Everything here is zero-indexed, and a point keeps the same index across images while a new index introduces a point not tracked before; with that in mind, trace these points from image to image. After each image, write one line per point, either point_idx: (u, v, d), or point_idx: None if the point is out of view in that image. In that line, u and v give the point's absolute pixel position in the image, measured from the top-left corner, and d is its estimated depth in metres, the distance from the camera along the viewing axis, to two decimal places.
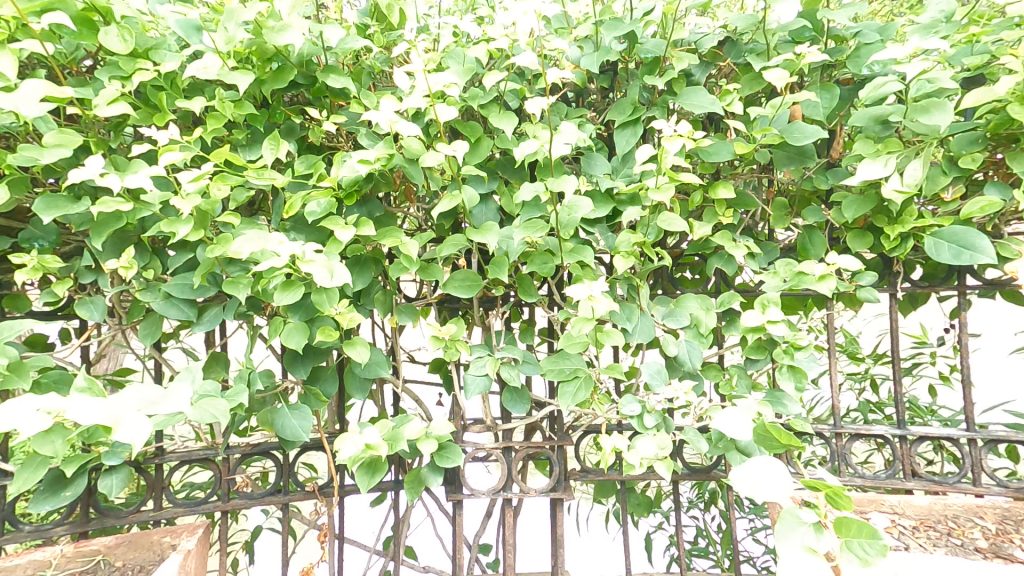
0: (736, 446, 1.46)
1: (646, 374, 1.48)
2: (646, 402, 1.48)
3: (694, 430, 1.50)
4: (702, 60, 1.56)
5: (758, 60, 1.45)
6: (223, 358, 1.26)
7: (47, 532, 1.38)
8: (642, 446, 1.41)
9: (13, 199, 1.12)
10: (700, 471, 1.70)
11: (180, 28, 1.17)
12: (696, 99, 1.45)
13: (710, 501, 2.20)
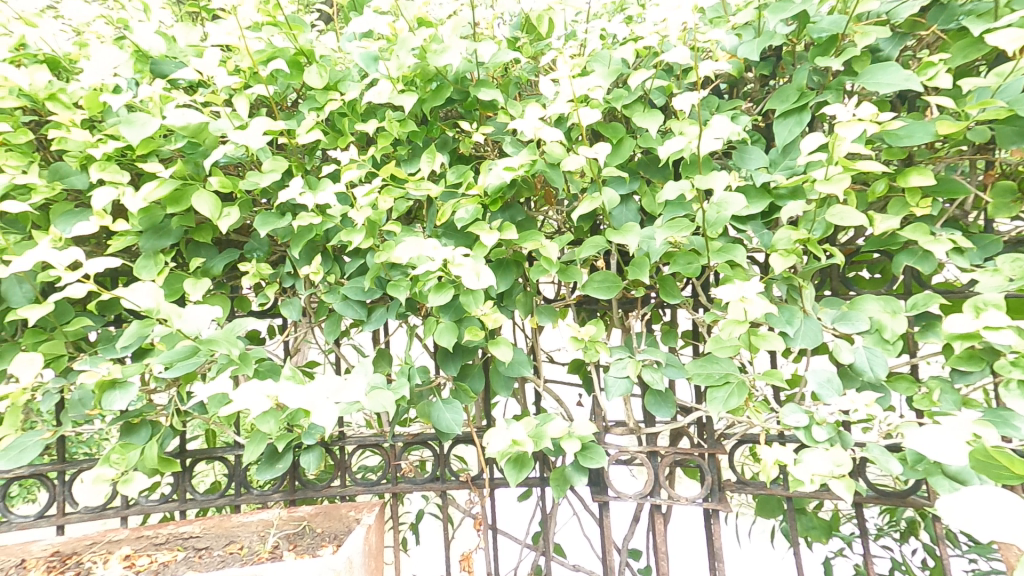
0: (944, 470, 1.25)
1: (811, 384, 1.34)
2: (815, 413, 1.36)
3: (882, 447, 1.33)
4: (896, 31, 1.38)
5: (978, 22, 1.24)
6: (388, 354, 1.40)
7: (268, 497, 1.67)
8: (812, 460, 1.29)
9: (242, 217, 1.34)
10: (893, 495, 1.49)
11: (361, 60, 1.29)
12: (885, 77, 1.28)
13: (907, 531, 1.91)
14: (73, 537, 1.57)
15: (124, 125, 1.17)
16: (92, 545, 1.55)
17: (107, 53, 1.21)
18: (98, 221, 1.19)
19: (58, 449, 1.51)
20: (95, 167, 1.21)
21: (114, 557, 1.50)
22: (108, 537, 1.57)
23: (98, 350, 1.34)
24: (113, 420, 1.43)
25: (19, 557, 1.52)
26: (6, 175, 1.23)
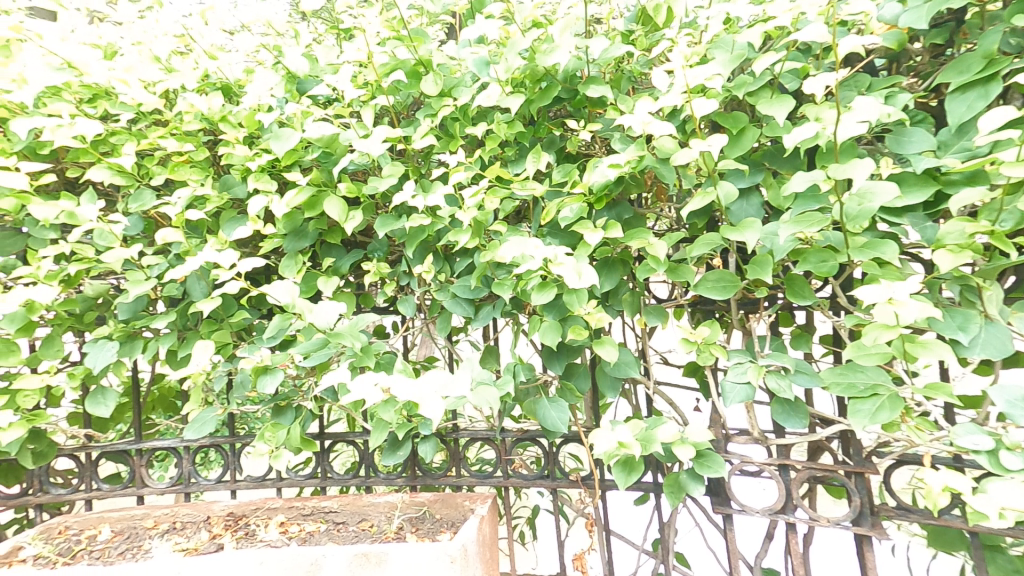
0: None
1: (999, 402, 1.11)
2: (1004, 435, 1.13)
3: None
4: None
5: None
6: (495, 352, 1.46)
7: (393, 481, 1.80)
8: (997, 492, 1.10)
9: (367, 219, 1.46)
10: None
11: (474, 66, 1.36)
12: None
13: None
14: (243, 500, 1.80)
15: (272, 140, 1.33)
16: (257, 509, 1.77)
17: (263, 76, 1.40)
18: (252, 227, 1.36)
19: (229, 425, 1.73)
20: (251, 178, 1.36)
21: (273, 522, 1.71)
22: (270, 505, 1.79)
23: (255, 339, 1.52)
24: (267, 402, 1.62)
25: (205, 514, 1.78)
26: (188, 187, 1.43)
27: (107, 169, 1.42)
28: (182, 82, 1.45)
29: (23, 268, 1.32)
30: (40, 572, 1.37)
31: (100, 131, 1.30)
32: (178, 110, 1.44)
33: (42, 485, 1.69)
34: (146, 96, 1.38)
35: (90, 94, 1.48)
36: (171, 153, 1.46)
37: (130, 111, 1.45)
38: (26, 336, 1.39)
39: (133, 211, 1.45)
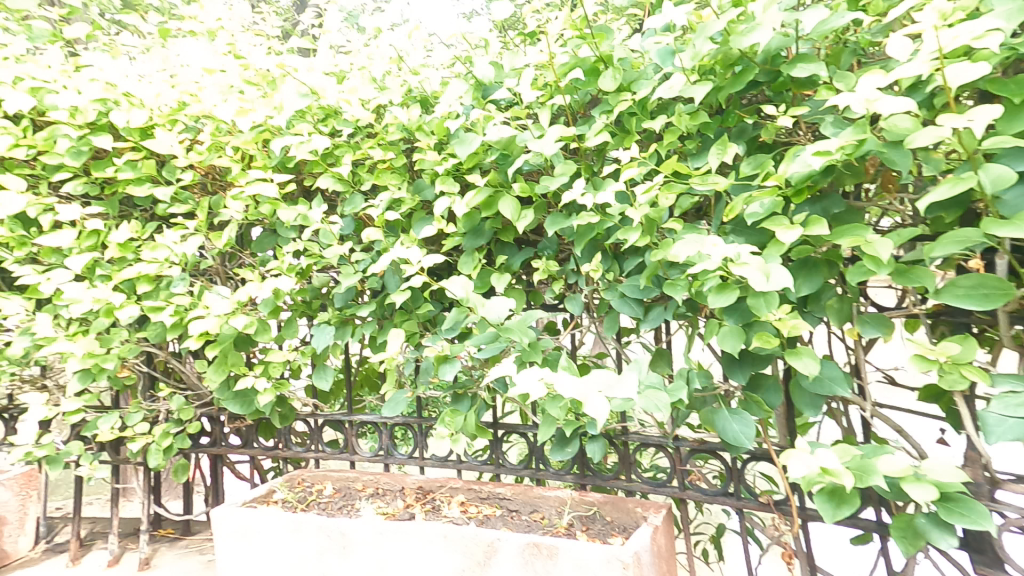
0: None
1: None
2: None
3: None
4: None
5: None
6: (667, 355, 1.39)
7: (563, 478, 1.82)
8: None
9: (538, 218, 1.49)
10: None
11: (657, 57, 1.30)
12: None
13: None
14: (430, 476, 1.96)
15: (458, 144, 1.43)
16: (441, 486, 1.91)
17: (455, 86, 1.52)
18: (437, 226, 1.49)
19: (418, 407, 1.89)
20: (438, 181, 1.48)
21: (454, 501, 1.85)
22: (454, 484, 1.91)
23: (436, 330, 1.65)
24: (448, 389, 1.74)
25: (400, 484, 1.96)
26: (387, 191, 1.58)
27: (331, 177, 1.62)
28: (390, 98, 1.62)
29: (273, 261, 1.58)
30: (283, 517, 1.69)
31: (328, 144, 1.50)
32: (384, 122, 1.60)
33: (286, 443, 1.96)
34: (361, 112, 1.58)
35: (323, 114, 1.66)
36: (377, 161, 1.63)
37: (350, 126, 1.62)
38: (275, 317, 1.60)
39: (348, 213, 1.64)
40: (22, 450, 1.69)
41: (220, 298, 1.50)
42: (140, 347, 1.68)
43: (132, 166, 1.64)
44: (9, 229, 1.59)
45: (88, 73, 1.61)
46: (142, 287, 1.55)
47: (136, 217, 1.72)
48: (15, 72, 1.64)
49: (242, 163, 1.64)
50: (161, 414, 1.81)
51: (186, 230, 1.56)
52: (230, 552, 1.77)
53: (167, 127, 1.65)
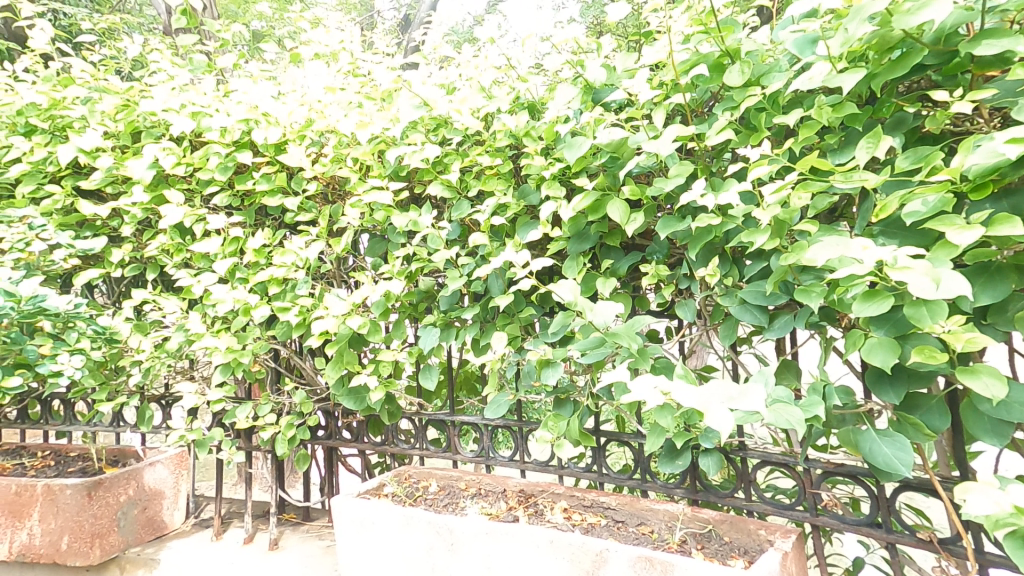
0: None
1: None
2: None
3: None
4: None
5: None
6: (794, 368, 1.45)
7: (672, 491, 1.77)
8: None
9: (647, 222, 1.45)
10: None
11: (795, 47, 1.24)
12: None
13: None
14: (531, 480, 1.96)
15: (566, 148, 1.41)
16: (543, 490, 1.91)
17: (563, 90, 1.49)
18: (543, 229, 1.49)
19: (518, 410, 1.90)
20: (545, 185, 1.48)
21: (557, 507, 1.84)
22: (555, 489, 1.92)
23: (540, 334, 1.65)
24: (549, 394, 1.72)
25: (502, 487, 1.99)
26: (494, 197, 1.61)
27: (440, 184, 1.68)
28: (499, 105, 1.65)
29: (385, 265, 1.65)
30: (395, 511, 1.76)
31: (440, 152, 1.55)
32: (493, 129, 1.63)
33: (393, 440, 2.04)
34: (470, 120, 1.61)
35: (435, 124, 1.72)
36: (484, 167, 1.66)
37: (460, 134, 1.66)
38: (387, 318, 1.67)
39: (455, 219, 1.68)
40: (175, 433, 1.87)
41: (338, 299, 1.59)
42: (269, 344, 1.80)
43: (267, 178, 1.77)
44: (168, 236, 1.78)
45: (237, 97, 1.79)
46: (272, 289, 1.66)
47: (268, 225, 1.87)
48: (174, 96, 1.83)
49: (360, 173, 1.74)
50: (286, 407, 1.94)
51: (310, 236, 1.67)
52: (348, 541, 1.87)
53: (297, 142, 1.77)
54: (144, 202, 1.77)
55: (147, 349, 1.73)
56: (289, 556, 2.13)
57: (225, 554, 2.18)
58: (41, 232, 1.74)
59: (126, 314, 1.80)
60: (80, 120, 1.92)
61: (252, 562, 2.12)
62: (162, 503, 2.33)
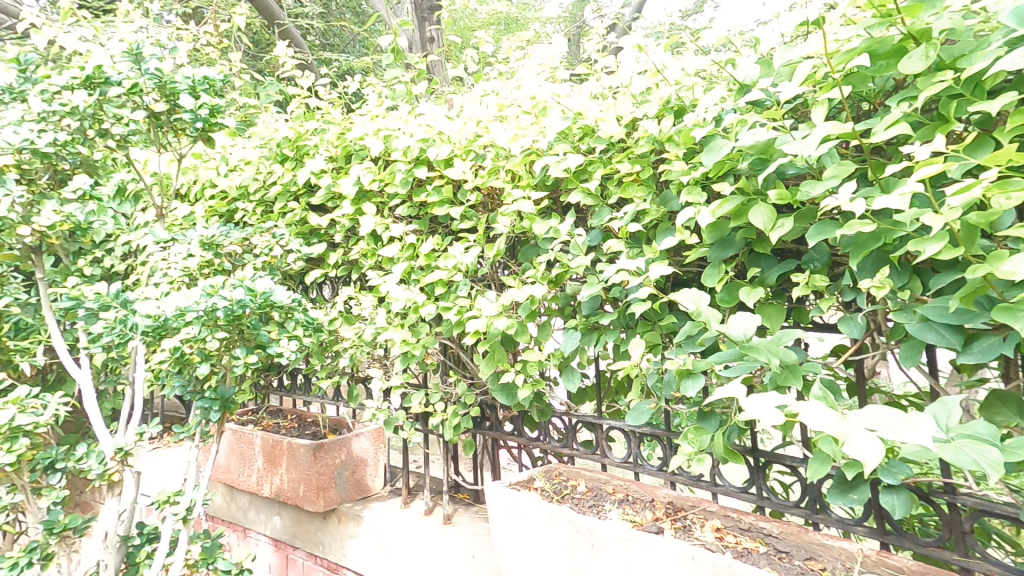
0: None
1: None
2: None
3: None
4: None
5: None
6: (1006, 400, 1.20)
7: (851, 529, 1.56)
8: None
9: (801, 228, 1.32)
10: None
11: (1011, 20, 0.99)
12: None
13: None
14: (682, 493, 1.90)
15: (705, 153, 1.35)
16: (693, 506, 1.83)
17: (710, 92, 1.41)
18: (680, 237, 1.46)
19: (666, 420, 1.83)
20: (684, 193, 1.44)
21: (708, 526, 1.73)
22: (705, 505, 1.82)
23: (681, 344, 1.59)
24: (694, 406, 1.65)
25: (650, 496, 1.95)
26: (633, 204, 1.60)
27: (581, 193, 1.73)
28: (645, 111, 1.63)
29: (530, 270, 1.76)
30: (540, 505, 1.82)
31: (580, 162, 1.61)
32: (635, 136, 1.61)
33: (546, 436, 2.15)
34: (612, 129, 1.62)
35: (582, 134, 1.76)
36: (625, 174, 1.66)
37: (604, 143, 1.68)
38: (533, 320, 1.77)
39: (595, 225, 1.72)
40: (370, 410, 2.19)
41: (489, 302, 1.75)
42: (438, 339, 2.02)
43: (437, 190, 2.00)
44: (365, 244, 2.11)
45: (419, 120, 2.05)
46: (438, 290, 1.88)
47: (439, 232, 2.10)
48: (372, 124, 2.16)
49: (513, 182, 1.89)
50: (453, 397, 2.16)
51: (469, 243, 1.85)
52: (500, 526, 1.98)
53: (463, 156, 1.98)
54: (350, 213, 2.13)
55: (351, 337, 2.07)
56: (459, 531, 2.33)
57: (410, 520, 2.48)
58: (280, 239, 2.20)
59: (336, 307, 2.17)
60: (315, 148, 2.34)
61: (429, 532, 2.38)
62: (365, 470, 2.70)
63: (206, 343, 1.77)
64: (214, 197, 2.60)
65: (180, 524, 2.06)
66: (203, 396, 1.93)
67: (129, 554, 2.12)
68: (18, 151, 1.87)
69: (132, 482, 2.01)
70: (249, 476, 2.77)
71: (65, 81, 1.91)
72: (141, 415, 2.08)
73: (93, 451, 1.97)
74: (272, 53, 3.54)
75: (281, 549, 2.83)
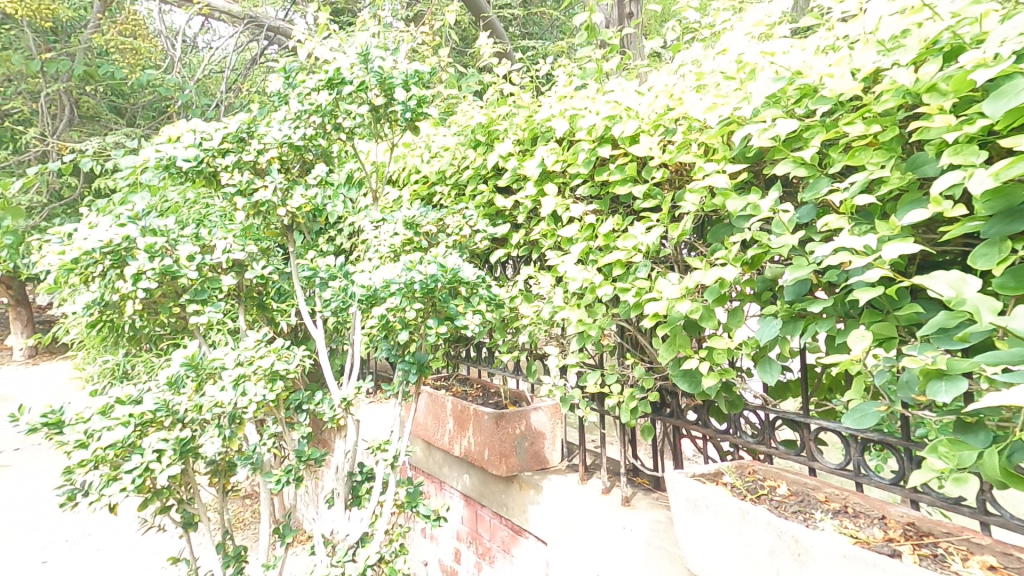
0: None
1: None
2: None
3: None
4: None
5: None
6: None
7: None
8: None
9: None
10: None
11: None
12: None
13: None
14: (930, 515, 1.56)
15: (989, 100, 1.12)
16: (949, 533, 1.49)
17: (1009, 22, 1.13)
18: (936, 208, 1.22)
19: (904, 425, 1.55)
20: (948, 153, 1.22)
21: (976, 561, 1.38)
22: (969, 536, 1.47)
23: (931, 337, 1.30)
24: (946, 414, 1.34)
25: (880, 512, 1.65)
26: (865, 171, 1.39)
27: (791, 163, 1.55)
28: (891, 60, 1.39)
29: (720, 251, 1.64)
30: (735, 502, 1.65)
31: (795, 127, 1.43)
32: (877, 90, 1.38)
33: (736, 429, 2.00)
34: (845, 84, 1.40)
35: (799, 95, 1.57)
36: (855, 137, 1.45)
37: (828, 103, 1.47)
38: (722, 304, 1.64)
39: (808, 199, 1.54)
40: (548, 386, 2.25)
41: (671, 284, 1.68)
42: (615, 320, 1.99)
43: (621, 168, 1.96)
44: (546, 224, 2.16)
45: (607, 98, 2.01)
46: (616, 270, 1.85)
47: (620, 212, 2.05)
48: (559, 104, 2.18)
49: (705, 156, 1.77)
50: (630, 380, 2.13)
51: (651, 223, 1.79)
52: (687, 519, 1.84)
53: (651, 132, 1.90)
54: (534, 194, 2.19)
55: (529, 314, 2.14)
56: (639, 516, 2.28)
57: (586, 496, 2.49)
58: (469, 220, 2.36)
59: (517, 285, 2.26)
60: (504, 132, 2.42)
61: (609, 512, 2.35)
62: (543, 443, 2.80)
63: (406, 312, 1.98)
64: (417, 181, 2.87)
65: (389, 469, 2.34)
66: (404, 359, 2.18)
67: (353, 487, 2.45)
68: (280, 145, 2.23)
69: (354, 428, 2.34)
70: (443, 433, 3.05)
71: (313, 84, 2.25)
72: (359, 372, 2.41)
73: (325, 398, 2.33)
74: (476, 43, 3.78)
75: (472, 505, 3.08)
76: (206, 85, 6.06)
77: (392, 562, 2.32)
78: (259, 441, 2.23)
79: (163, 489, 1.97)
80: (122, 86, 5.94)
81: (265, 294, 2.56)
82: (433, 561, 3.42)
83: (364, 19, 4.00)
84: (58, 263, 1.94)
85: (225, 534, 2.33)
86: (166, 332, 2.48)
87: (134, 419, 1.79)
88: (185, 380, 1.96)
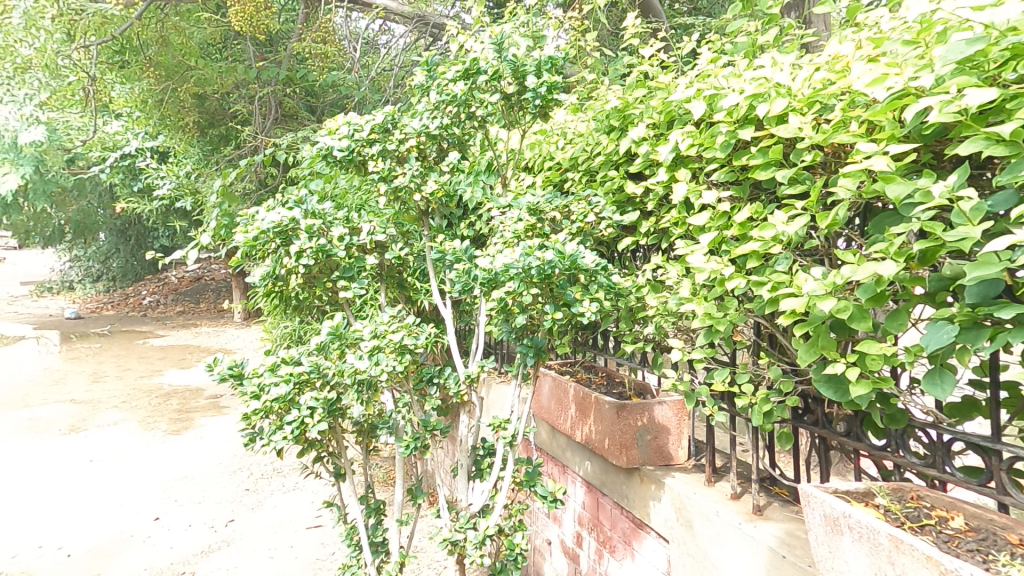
0: None
1: None
2: None
3: None
4: None
5: None
6: None
7: None
8: None
9: None
10: None
11: None
12: None
13: None
14: None
15: None
16: None
17: None
18: None
19: None
20: None
21: None
22: None
23: None
24: None
25: None
26: None
27: (984, 140, 1.31)
28: None
29: (879, 244, 1.43)
30: (883, 525, 1.45)
31: (991, 98, 1.21)
32: None
33: (899, 447, 1.76)
34: None
35: (1007, 57, 1.31)
36: None
37: None
38: (877, 305, 1.46)
39: (1006, 183, 1.29)
40: (669, 380, 2.17)
41: (814, 280, 1.52)
42: (748, 316, 1.86)
43: (764, 151, 1.80)
44: (676, 212, 2.07)
45: (752, 75, 1.87)
46: (750, 263, 1.72)
47: (761, 200, 1.89)
48: (696, 84, 2.05)
49: (868, 136, 1.56)
50: (764, 380, 1.97)
51: (795, 211, 1.62)
52: (824, 537, 1.66)
53: (803, 110, 1.72)
54: (664, 181, 2.11)
55: (654, 305, 2.07)
56: (771, 526, 2.10)
57: (714, 500, 2.36)
58: (594, 207, 2.35)
59: (644, 275, 2.20)
60: (640, 116, 2.34)
61: (737, 518, 2.21)
62: (666, 438, 2.69)
63: (523, 296, 2.03)
64: (550, 168, 2.89)
65: (508, 447, 2.43)
66: (522, 342, 2.25)
67: (475, 461, 2.58)
68: (418, 135, 2.40)
69: (476, 404, 2.46)
70: (565, 418, 3.09)
71: (451, 76, 2.37)
72: (483, 351, 2.52)
73: (451, 373, 2.49)
74: (622, 24, 3.69)
75: (593, 492, 3.09)
76: (380, 82, 6.62)
77: (512, 535, 2.41)
78: (395, 409, 2.44)
79: (317, 441, 2.24)
80: (314, 87, 6.71)
81: (404, 274, 2.77)
82: (555, 542, 3.49)
83: (515, 8, 4.08)
84: (244, 242, 2.29)
85: (367, 489, 2.60)
86: (326, 305, 2.80)
87: (294, 377, 2.07)
88: (330, 348, 2.21)
